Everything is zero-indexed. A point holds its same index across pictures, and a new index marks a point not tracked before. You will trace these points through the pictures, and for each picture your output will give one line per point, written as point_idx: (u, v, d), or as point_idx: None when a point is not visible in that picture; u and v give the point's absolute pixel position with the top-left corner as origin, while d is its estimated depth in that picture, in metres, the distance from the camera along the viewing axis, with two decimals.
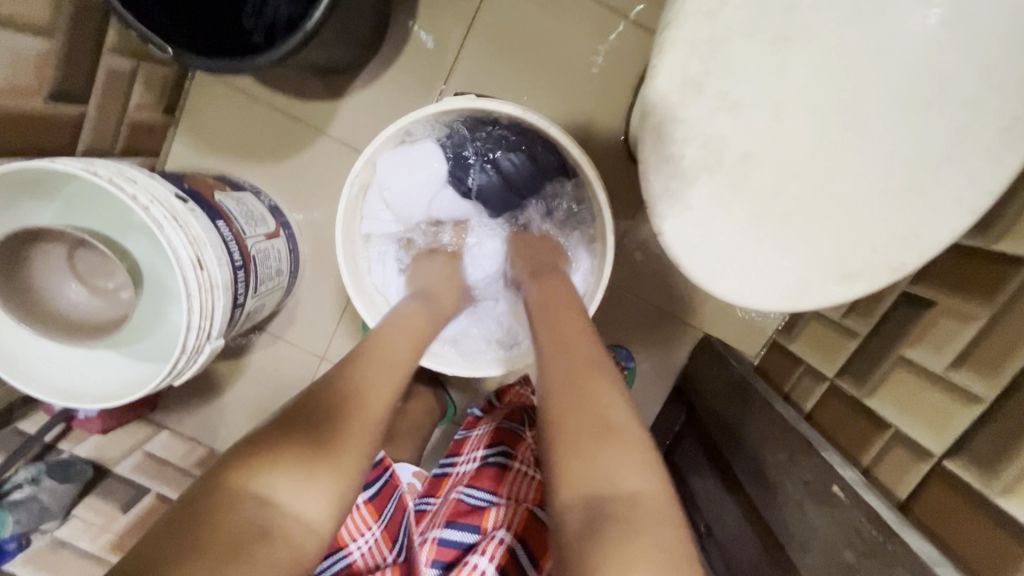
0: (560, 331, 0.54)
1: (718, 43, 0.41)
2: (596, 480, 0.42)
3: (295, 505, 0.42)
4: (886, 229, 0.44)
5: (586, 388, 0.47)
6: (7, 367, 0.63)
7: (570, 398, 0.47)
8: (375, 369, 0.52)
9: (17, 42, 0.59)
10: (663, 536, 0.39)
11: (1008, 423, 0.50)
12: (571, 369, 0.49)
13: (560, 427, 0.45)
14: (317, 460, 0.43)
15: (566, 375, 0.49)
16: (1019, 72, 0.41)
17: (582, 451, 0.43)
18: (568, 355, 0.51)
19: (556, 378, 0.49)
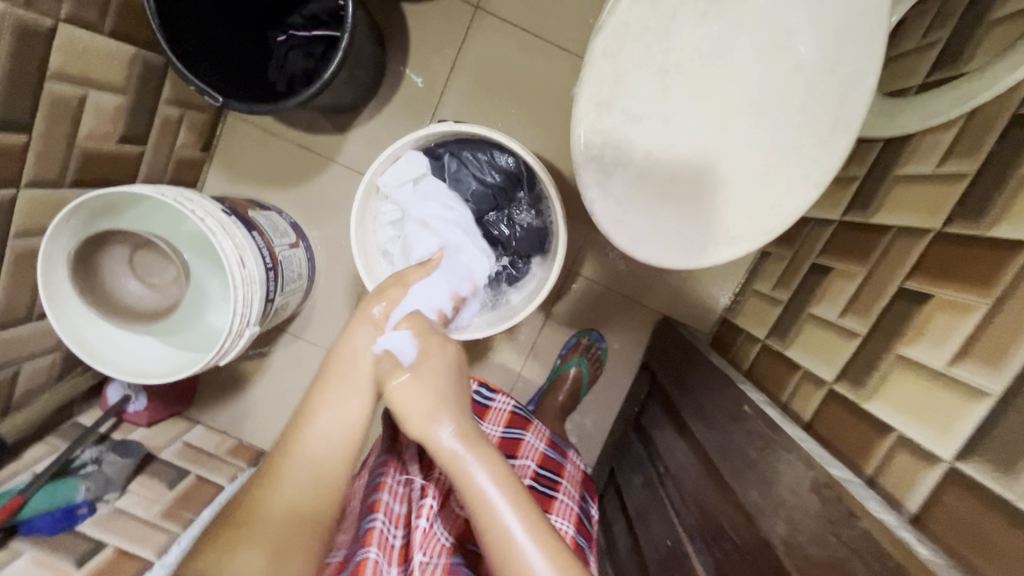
0: (439, 387, 0.59)
1: (620, 76, 0.58)
2: None
3: None
4: (759, 201, 0.60)
5: (470, 437, 0.53)
6: (88, 354, 0.78)
7: (455, 450, 0.52)
8: (325, 450, 0.53)
9: (100, 99, 0.77)
10: None
11: (874, 349, 0.65)
12: (460, 417, 0.54)
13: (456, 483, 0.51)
14: (263, 541, 0.49)
15: (447, 431, 0.53)
16: (837, 84, 0.58)
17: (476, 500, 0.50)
18: (454, 407, 0.55)
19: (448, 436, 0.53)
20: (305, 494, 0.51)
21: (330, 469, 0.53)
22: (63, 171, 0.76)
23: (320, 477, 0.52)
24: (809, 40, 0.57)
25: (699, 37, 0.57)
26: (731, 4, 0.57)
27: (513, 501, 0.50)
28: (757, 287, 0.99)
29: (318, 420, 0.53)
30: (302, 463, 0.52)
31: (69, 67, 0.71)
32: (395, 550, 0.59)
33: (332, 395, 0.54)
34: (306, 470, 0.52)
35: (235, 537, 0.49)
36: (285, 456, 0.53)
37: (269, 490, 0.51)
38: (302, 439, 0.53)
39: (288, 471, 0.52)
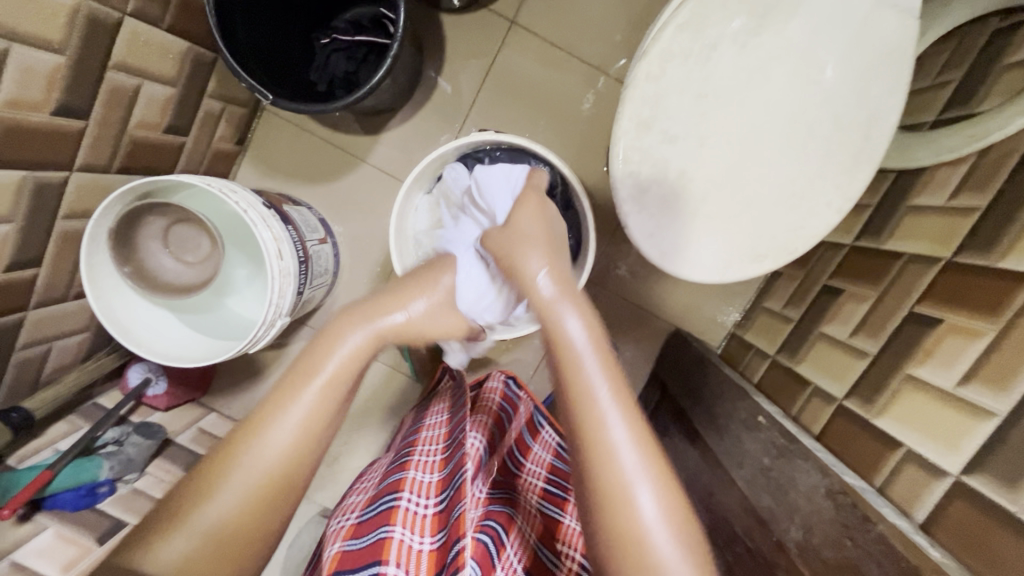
0: (562, 353, 0.51)
1: (661, 99, 0.62)
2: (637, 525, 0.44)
3: (228, 504, 0.47)
4: (784, 224, 0.64)
5: (604, 437, 0.46)
6: (124, 334, 0.80)
7: (601, 447, 0.46)
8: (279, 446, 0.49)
9: (152, 90, 0.80)
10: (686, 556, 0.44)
11: (884, 369, 0.69)
12: (603, 404, 0.47)
13: (597, 488, 0.46)
14: (207, 526, 0.46)
15: (593, 424, 0.47)
16: (862, 120, 0.62)
17: (612, 496, 0.45)
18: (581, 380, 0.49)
19: (586, 425, 0.47)
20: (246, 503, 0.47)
21: (323, 400, 0.52)
22: (111, 157, 0.78)
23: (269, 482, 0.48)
24: (839, 76, 0.61)
25: (738, 67, 0.61)
26: (770, 38, 0.60)
27: (660, 499, 0.45)
28: (768, 305, 1.02)
29: (284, 415, 0.50)
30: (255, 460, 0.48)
31: (129, 58, 0.73)
32: (428, 521, 0.62)
33: (304, 394, 0.51)
34: (256, 468, 0.48)
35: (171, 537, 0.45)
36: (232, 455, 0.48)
37: (202, 502, 0.46)
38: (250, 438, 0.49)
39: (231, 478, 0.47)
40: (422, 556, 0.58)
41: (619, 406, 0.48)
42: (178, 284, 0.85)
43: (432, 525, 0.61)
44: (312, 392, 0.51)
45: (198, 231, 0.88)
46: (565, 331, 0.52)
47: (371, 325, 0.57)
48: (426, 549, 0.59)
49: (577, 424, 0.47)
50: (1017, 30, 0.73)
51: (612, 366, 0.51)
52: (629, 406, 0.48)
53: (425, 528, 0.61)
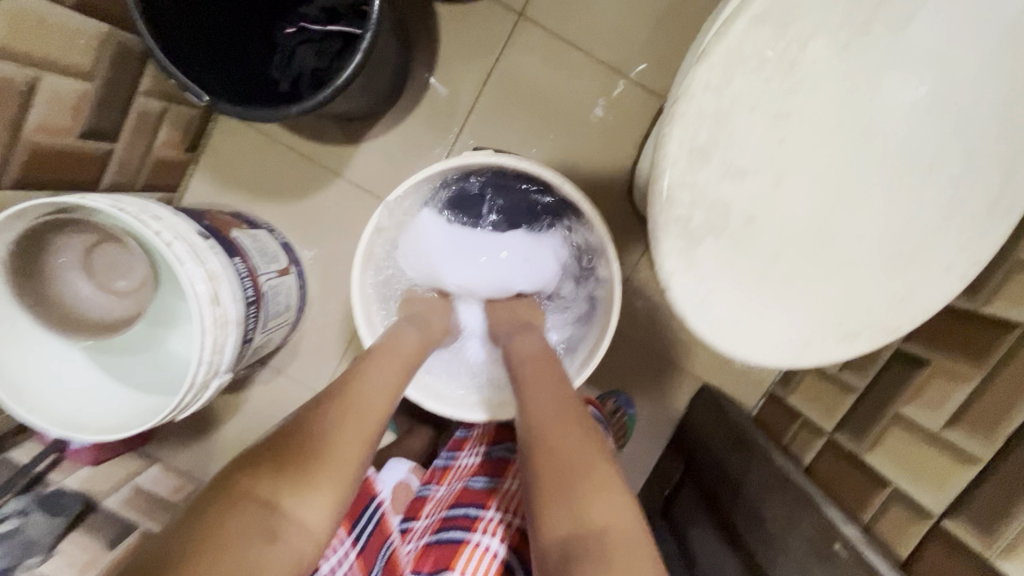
0: (528, 363, 0.59)
1: (725, 118, 0.44)
2: (573, 519, 0.45)
3: (295, 513, 0.46)
4: (885, 293, 0.47)
5: (565, 439, 0.50)
6: (12, 396, 0.62)
7: (551, 458, 0.49)
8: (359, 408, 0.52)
9: (58, 84, 0.62)
10: (632, 552, 0.44)
11: (1005, 486, 0.51)
12: (557, 414, 0.52)
13: (554, 470, 0.48)
14: (302, 487, 0.46)
15: (553, 426, 0.51)
16: (1002, 156, 0.44)
17: (565, 482, 0.47)
18: (543, 392, 0.55)
19: (546, 432, 0.50)
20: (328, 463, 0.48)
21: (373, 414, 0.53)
22: (3, 170, 0.61)
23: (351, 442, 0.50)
24: (975, 94, 0.43)
25: (835, 77, 0.43)
26: (883, 37, 0.43)
27: (603, 493, 0.47)
28: (817, 363, 0.85)
29: (338, 419, 0.51)
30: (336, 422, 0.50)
31: (18, 43, 0.56)
32: None
33: (355, 401, 0.52)
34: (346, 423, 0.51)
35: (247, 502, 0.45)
36: (324, 414, 0.51)
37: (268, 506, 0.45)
38: (333, 404, 0.52)
39: (319, 438, 0.49)
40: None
41: (574, 426, 0.51)
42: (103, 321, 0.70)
43: None
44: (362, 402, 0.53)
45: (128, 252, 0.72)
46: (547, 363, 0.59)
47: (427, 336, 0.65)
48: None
49: (538, 427, 0.51)
50: None
51: (569, 391, 0.55)
52: (572, 410, 0.53)
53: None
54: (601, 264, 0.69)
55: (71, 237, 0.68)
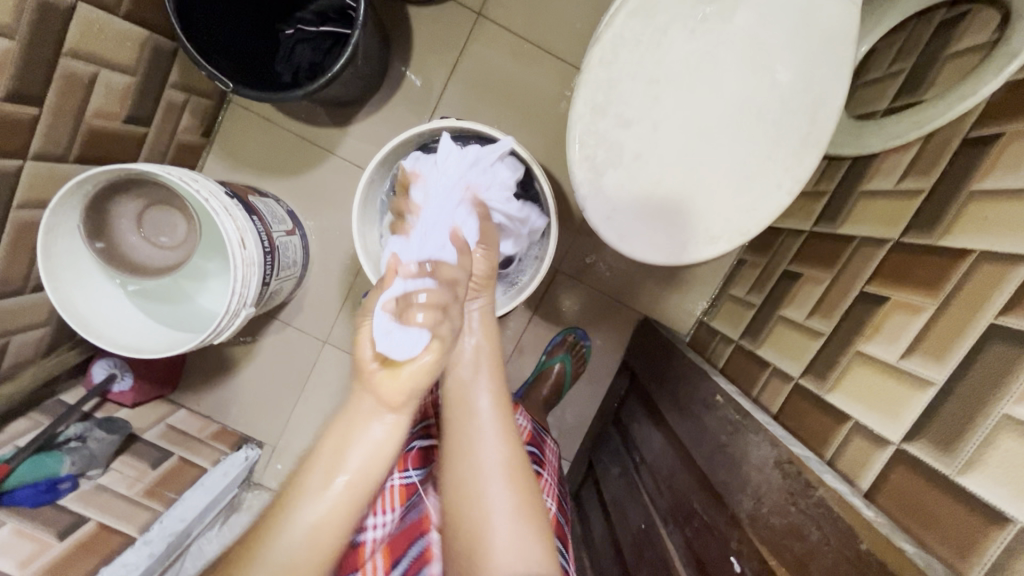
0: (463, 398, 0.64)
1: (614, 84, 0.65)
2: (478, 530, 0.59)
3: None
4: (737, 206, 0.65)
5: (476, 459, 0.61)
6: (84, 328, 0.78)
7: (466, 488, 0.60)
8: (335, 498, 0.53)
9: (110, 78, 0.79)
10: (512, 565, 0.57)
11: (836, 347, 0.71)
12: (484, 436, 0.62)
13: (461, 484, 0.60)
14: None
15: (457, 450, 0.62)
16: (808, 103, 0.64)
17: (461, 501, 0.60)
18: (471, 411, 0.63)
19: (460, 473, 0.61)
20: (299, 558, 0.52)
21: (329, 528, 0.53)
22: (68, 146, 0.77)
23: (304, 558, 0.52)
24: (784, 61, 0.63)
25: (687, 54, 0.63)
26: (716, 24, 0.63)
27: (507, 493, 0.60)
28: (733, 292, 1.05)
29: (284, 529, 0.52)
30: (310, 511, 0.52)
31: (83, 45, 0.73)
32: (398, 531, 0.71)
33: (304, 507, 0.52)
34: (323, 513, 0.52)
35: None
36: (279, 510, 0.53)
37: None
38: (303, 488, 0.53)
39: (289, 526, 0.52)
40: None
41: (499, 471, 0.60)
42: (149, 267, 0.85)
43: (397, 538, 0.70)
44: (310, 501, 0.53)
45: (169, 211, 0.88)
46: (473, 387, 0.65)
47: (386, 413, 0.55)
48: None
49: (456, 467, 0.61)
50: (961, 20, 0.76)
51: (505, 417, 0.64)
52: (505, 418, 0.64)
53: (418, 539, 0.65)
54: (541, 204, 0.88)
55: (126, 196, 0.84)
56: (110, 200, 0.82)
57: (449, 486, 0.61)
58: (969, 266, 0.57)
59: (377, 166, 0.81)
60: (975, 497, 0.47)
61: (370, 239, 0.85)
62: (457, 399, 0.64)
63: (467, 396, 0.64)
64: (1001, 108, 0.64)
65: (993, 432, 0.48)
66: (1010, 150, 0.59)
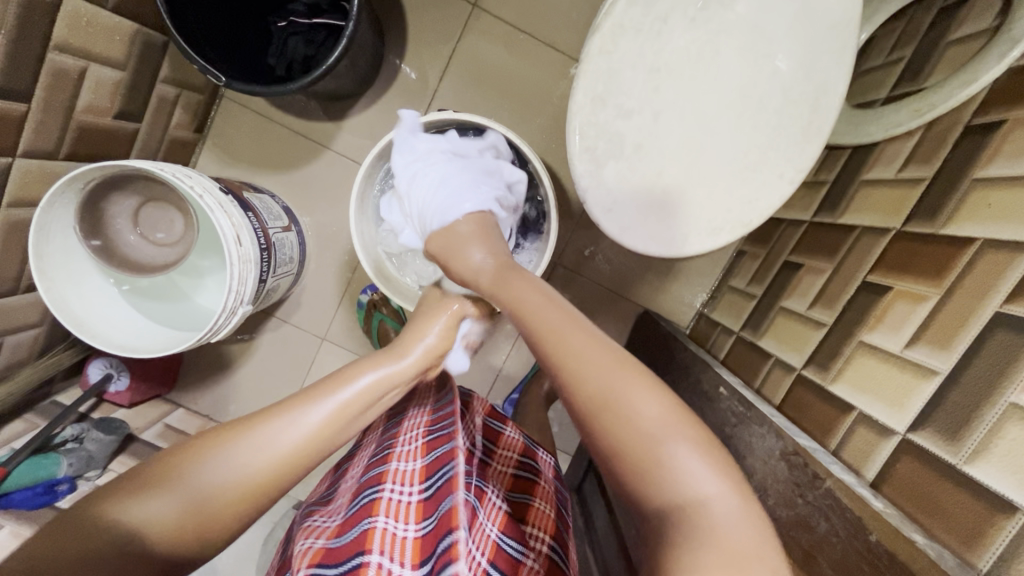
0: (528, 318, 0.53)
1: (614, 73, 0.64)
2: (669, 494, 0.40)
3: (142, 520, 0.46)
4: (739, 197, 0.64)
5: (586, 378, 0.46)
6: (79, 328, 0.76)
7: (585, 408, 0.45)
8: (319, 425, 0.53)
9: (99, 73, 0.77)
10: (726, 530, 0.38)
11: (839, 337, 0.71)
12: (578, 351, 0.47)
13: (584, 413, 0.45)
14: (162, 488, 0.47)
15: (574, 375, 0.46)
16: (811, 91, 0.63)
17: (624, 454, 0.42)
18: (565, 338, 0.49)
19: (573, 384, 0.46)
20: (237, 479, 0.49)
21: (287, 462, 0.51)
22: (58, 143, 0.76)
23: (249, 477, 0.50)
24: (785, 48, 0.62)
25: (687, 43, 0.63)
26: (716, 12, 0.62)
27: (696, 452, 0.42)
28: (733, 284, 1.04)
29: (236, 447, 0.50)
30: (292, 429, 0.52)
31: (71, 39, 0.72)
32: (411, 509, 0.56)
33: (273, 426, 0.52)
34: (269, 454, 0.50)
35: (161, 491, 0.47)
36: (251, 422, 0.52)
37: (132, 500, 0.46)
38: (290, 409, 0.53)
39: (256, 437, 0.51)
40: (408, 543, 0.54)
41: (615, 386, 0.45)
42: (147, 263, 0.86)
43: (416, 513, 0.56)
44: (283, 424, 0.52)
45: (166, 209, 0.89)
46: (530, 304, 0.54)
47: (383, 367, 0.59)
48: (411, 536, 0.54)
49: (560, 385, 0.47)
50: (961, 7, 0.75)
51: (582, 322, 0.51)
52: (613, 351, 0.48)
53: (409, 515, 0.56)
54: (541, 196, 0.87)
55: (119, 194, 0.84)
56: (104, 199, 0.81)
57: (593, 426, 0.44)
58: (973, 254, 0.57)
59: (374, 159, 0.80)
60: (982, 486, 0.46)
61: (367, 233, 0.84)
62: (546, 335, 0.50)
63: (568, 319, 0.51)
64: (1003, 95, 0.63)
65: (999, 421, 0.47)
66: (1015, 137, 0.59)
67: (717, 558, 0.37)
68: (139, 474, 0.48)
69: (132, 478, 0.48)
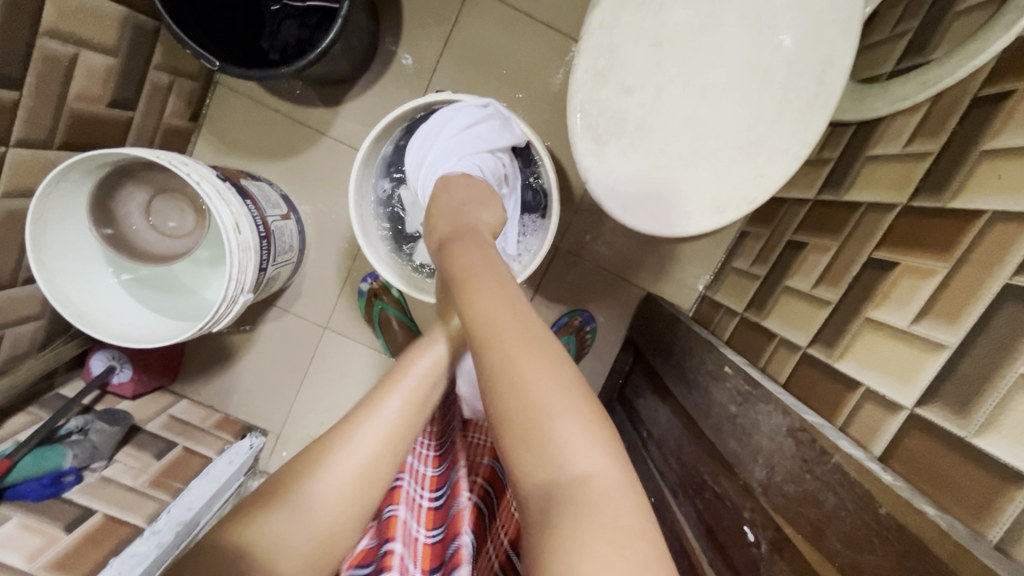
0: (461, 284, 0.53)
1: (616, 48, 0.63)
2: (547, 461, 0.41)
3: (281, 548, 0.50)
4: (742, 172, 0.63)
5: (478, 290, 0.51)
6: (78, 319, 0.75)
7: (490, 345, 0.47)
8: (396, 417, 0.57)
9: (91, 60, 0.76)
10: (606, 505, 0.39)
11: (844, 315, 0.70)
12: (486, 311, 0.49)
13: (487, 378, 0.46)
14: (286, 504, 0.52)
15: (495, 342, 0.46)
16: (816, 64, 0.62)
17: (510, 424, 0.43)
18: (483, 314, 0.49)
19: (489, 347, 0.46)
20: (362, 469, 0.55)
21: (389, 442, 0.56)
22: (52, 132, 0.75)
23: (378, 449, 0.55)
24: (789, 22, 0.61)
25: (688, 17, 0.62)
26: None
27: (581, 426, 0.42)
28: (736, 265, 1.04)
29: (359, 429, 0.56)
30: (376, 426, 0.56)
31: (61, 24, 0.70)
32: (424, 515, 0.62)
33: (384, 407, 0.57)
34: (379, 439, 0.56)
35: (286, 506, 0.52)
36: (352, 414, 0.57)
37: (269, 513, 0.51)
38: (366, 411, 0.57)
39: (344, 449, 0.55)
40: (419, 549, 0.58)
41: (525, 356, 0.45)
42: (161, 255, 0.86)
43: (427, 519, 0.62)
44: (393, 404, 0.58)
45: (178, 200, 0.89)
46: (466, 260, 0.55)
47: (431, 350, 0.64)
48: (423, 541, 0.59)
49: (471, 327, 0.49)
50: None
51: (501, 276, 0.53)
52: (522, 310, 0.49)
53: (423, 520, 0.61)
54: (542, 177, 0.86)
55: (132, 186, 0.84)
56: (114, 193, 0.81)
57: (492, 385, 0.45)
58: (981, 227, 0.56)
59: (373, 142, 0.79)
60: (991, 457, 0.46)
61: (365, 215, 0.83)
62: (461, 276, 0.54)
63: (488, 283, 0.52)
64: (1011, 64, 0.62)
65: (1008, 393, 0.47)
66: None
67: (595, 529, 0.38)
68: (258, 495, 0.53)
69: (260, 495, 0.53)
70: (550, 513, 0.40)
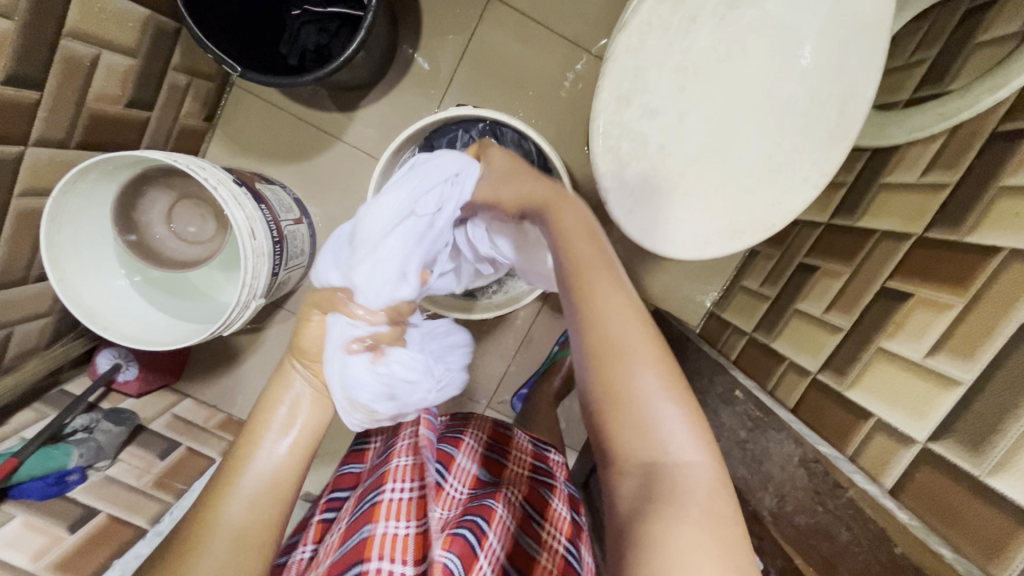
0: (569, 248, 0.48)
1: (640, 70, 0.63)
2: (652, 448, 0.40)
3: None
4: (762, 198, 0.64)
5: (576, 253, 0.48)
6: (89, 319, 0.75)
7: (596, 314, 0.43)
8: (277, 463, 0.49)
9: (111, 60, 0.76)
10: (704, 497, 0.38)
11: (856, 343, 0.70)
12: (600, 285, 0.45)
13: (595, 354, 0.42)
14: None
15: (629, 401, 0.40)
16: (839, 95, 0.62)
17: (622, 411, 0.40)
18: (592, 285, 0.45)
19: (606, 324, 0.43)
20: (253, 523, 0.47)
21: (280, 484, 0.49)
22: (70, 131, 0.75)
23: (267, 495, 0.48)
24: (814, 51, 0.61)
25: (714, 42, 0.62)
26: (747, 12, 0.61)
27: (685, 417, 0.40)
28: (746, 284, 1.04)
29: (237, 486, 0.48)
30: (255, 474, 0.49)
31: (83, 25, 0.70)
32: (411, 505, 0.59)
33: (265, 447, 0.50)
34: (258, 488, 0.48)
35: None
36: (225, 467, 0.49)
37: None
38: (239, 461, 0.49)
39: (226, 502, 0.47)
40: (408, 540, 0.55)
41: (643, 341, 0.42)
42: (179, 259, 0.87)
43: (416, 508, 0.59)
44: (267, 446, 0.50)
45: (196, 205, 0.90)
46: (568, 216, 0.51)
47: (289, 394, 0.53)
48: (413, 532, 0.56)
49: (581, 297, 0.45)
50: (990, 8, 0.73)
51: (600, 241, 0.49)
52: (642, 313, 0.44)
53: (410, 512, 0.58)
54: None
55: (153, 192, 0.86)
56: (138, 199, 0.83)
57: (596, 369, 0.42)
58: (998, 264, 0.56)
59: (392, 153, 0.79)
60: (1004, 498, 0.47)
61: None
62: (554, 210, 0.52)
63: (601, 273, 0.47)
64: None
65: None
66: None
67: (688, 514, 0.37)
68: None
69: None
70: (645, 512, 0.38)
